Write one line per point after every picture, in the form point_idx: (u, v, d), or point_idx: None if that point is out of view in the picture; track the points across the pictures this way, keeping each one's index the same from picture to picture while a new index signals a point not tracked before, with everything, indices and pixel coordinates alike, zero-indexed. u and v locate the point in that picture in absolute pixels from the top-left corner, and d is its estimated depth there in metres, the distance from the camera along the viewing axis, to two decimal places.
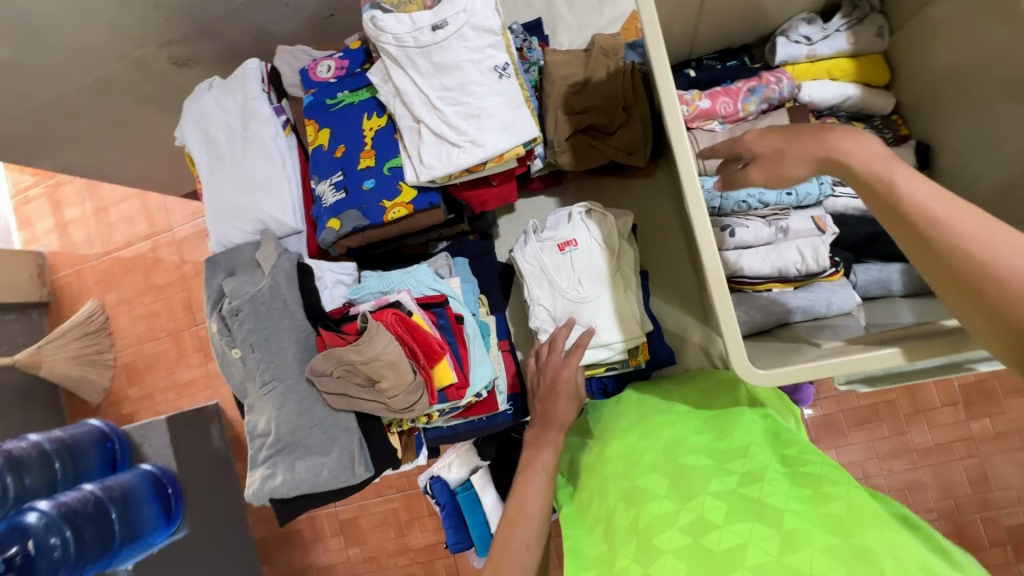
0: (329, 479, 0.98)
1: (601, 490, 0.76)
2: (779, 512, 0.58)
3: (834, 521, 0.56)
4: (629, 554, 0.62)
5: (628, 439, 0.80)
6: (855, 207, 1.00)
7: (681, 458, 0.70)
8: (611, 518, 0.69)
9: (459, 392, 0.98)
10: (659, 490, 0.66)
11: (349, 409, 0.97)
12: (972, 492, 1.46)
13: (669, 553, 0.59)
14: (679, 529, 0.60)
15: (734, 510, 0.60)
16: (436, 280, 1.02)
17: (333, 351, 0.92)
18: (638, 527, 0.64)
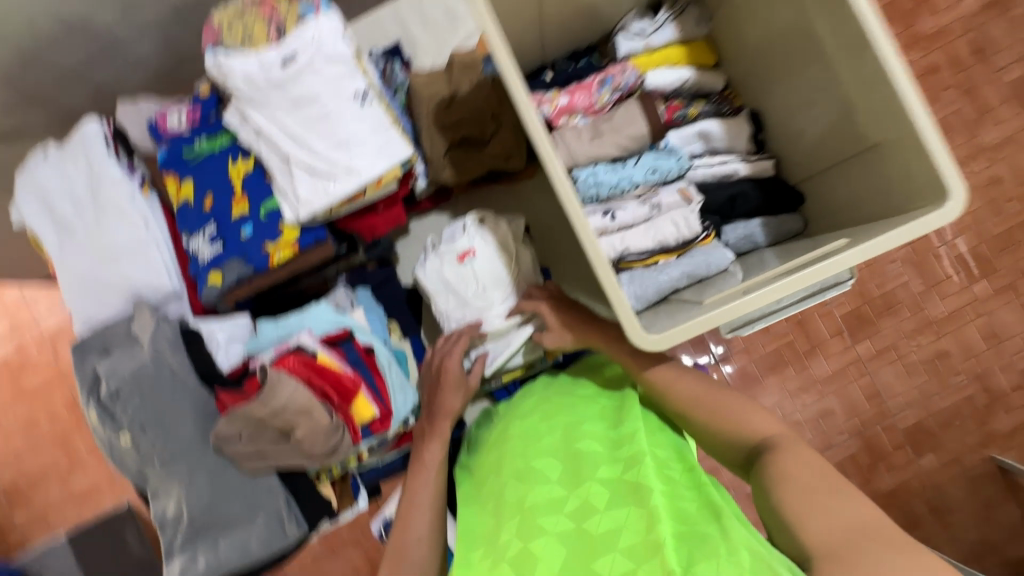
0: (260, 547, 0.92)
1: (496, 466, 0.77)
2: (653, 494, 0.62)
3: (693, 516, 0.60)
4: (512, 529, 0.65)
5: (529, 421, 0.81)
6: (711, 174, 1.10)
7: (577, 444, 0.71)
8: (501, 492, 0.71)
9: (383, 423, 0.96)
10: (553, 476, 0.69)
11: (268, 468, 0.92)
12: (870, 407, 1.58)
13: (552, 535, 0.62)
14: (566, 514, 0.64)
15: (616, 495, 0.64)
16: (338, 315, 1.00)
17: (237, 411, 0.86)
18: (524, 506, 0.66)
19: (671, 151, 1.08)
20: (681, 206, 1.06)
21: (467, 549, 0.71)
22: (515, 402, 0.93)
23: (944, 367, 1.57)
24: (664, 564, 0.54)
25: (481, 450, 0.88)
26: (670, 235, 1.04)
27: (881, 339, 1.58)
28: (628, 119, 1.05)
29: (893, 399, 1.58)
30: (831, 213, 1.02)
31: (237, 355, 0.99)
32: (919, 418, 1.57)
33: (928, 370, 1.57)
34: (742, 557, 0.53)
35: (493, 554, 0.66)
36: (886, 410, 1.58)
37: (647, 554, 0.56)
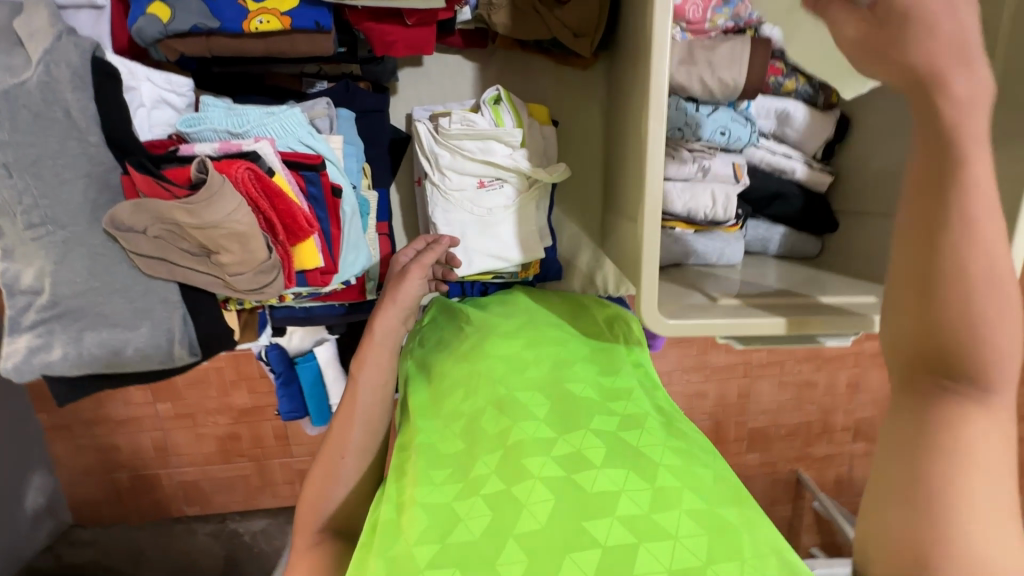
0: (136, 358, 0.78)
1: (471, 386, 0.71)
2: (656, 466, 0.57)
3: (701, 486, 0.56)
4: (491, 464, 0.59)
5: (508, 346, 0.76)
6: (768, 163, 1.00)
7: (570, 390, 0.68)
8: (476, 420, 0.66)
9: (323, 278, 0.82)
10: (541, 416, 0.64)
11: (171, 278, 0.75)
12: (735, 401, 1.63)
13: (538, 477, 0.56)
14: (554, 457, 0.58)
15: (613, 454, 0.58)
16: (310, 133, 0.78)
17: (149, 202, 0.66)
18: (508, 443, 0.61)
19: (748, 119, 0.94)
20: (727, 182, 0.94)
21: (425, 463, 0.63)
22: (489, 317, 0.84)
23: (805, 395, 1.65)
24: (675, 553, 0.49)
25: (443, 352, 0.80)
26: (702, 208, 0.94)
27: (776, 353, 1.60)
28: (730, 58, 0.87)
29: (755, 403, 1.64)
30: (852, 254, 0.97)
31: (164, 129, 0.76)
32: (765, 424, 1.66)
33: (794, 391, 1.64)
34: (764, 550, 0.49)
35: (462, 483, 0.59)
36: (745, 407, 1.64)
37: (654, 532, 0.50)
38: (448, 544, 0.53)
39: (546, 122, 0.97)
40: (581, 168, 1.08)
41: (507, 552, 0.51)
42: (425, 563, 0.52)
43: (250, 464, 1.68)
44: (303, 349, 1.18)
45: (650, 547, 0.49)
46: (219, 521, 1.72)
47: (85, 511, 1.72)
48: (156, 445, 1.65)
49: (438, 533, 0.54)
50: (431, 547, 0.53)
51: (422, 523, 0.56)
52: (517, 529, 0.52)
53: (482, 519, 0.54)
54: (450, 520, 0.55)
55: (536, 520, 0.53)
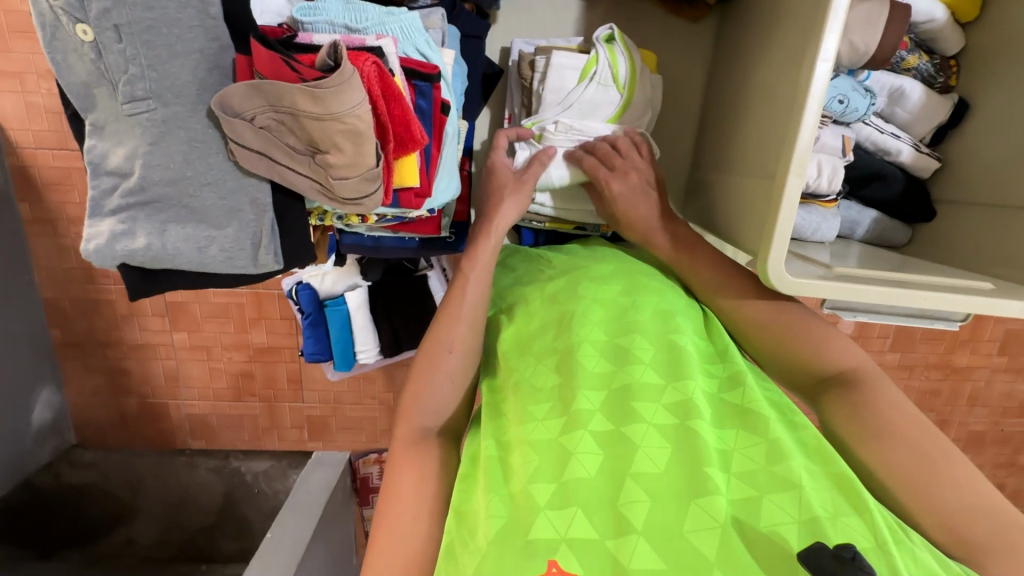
0: (218, 259, 0.74)
1: (564, 322, 0.68)
2: (767, 420, 0.57)
3: (812, 445, 0.56)
4: (595, 402, 0.59)
5: (606, 287, 0.72)
6: (874, 142, 0.95)
7: (672, 335, 0.65)
8: (574, 353, 0.64)
9: (415, 201, 0.79)
10: (647, 360, 0.62)
11: (267, 177, 0.71)
12: None
13: (651, 425, 0.56)
14: (665, 406, 0.58)
15: (722, 415, 0.59)
16: (428, 43, 0.73)
17: (270, 84, 0.61)
18: (614, 386, 0.60)
19: (867, 91, 0.89)
20: (833, 154, 0.91)
21: (523, 399, 0.63)
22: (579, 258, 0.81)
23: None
24: (802, 500, 0.50)
25: (527, 288, 0.78)
26: (805, 178, 0.90)
27: None
28: (867, 19, 0.83)
29: None
30: (947, 245, 0.95)
31: (273, 18, 0.71)
32: None
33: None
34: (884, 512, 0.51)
35: (565, 417, 0.59)
36: None
37: (774, 481, 0.52)
38: (564, 479, 0.54)
39: (653, 70, 0.93)
40: (672, 129, 1.04)
41: (628, 493, 0.52)
42: (544, 497, 0.53)
43: (260, 404, 1.66)
44: (335, 292, 1.19)
45: (772, 498, 0.51)
46: (222, 457, 1.68)
47: (91, 432, 1.69)
48: (167, 374, 1.62)
49: (550, 469, 0.55)
50: (547, 484, 0.54)
51: (533, 460, 0.56)
52: (635, 471, 0.53)
53: (596, 459, 0.55)
54: (561, 455, 0.56)
55: (655, 466, 0.54)
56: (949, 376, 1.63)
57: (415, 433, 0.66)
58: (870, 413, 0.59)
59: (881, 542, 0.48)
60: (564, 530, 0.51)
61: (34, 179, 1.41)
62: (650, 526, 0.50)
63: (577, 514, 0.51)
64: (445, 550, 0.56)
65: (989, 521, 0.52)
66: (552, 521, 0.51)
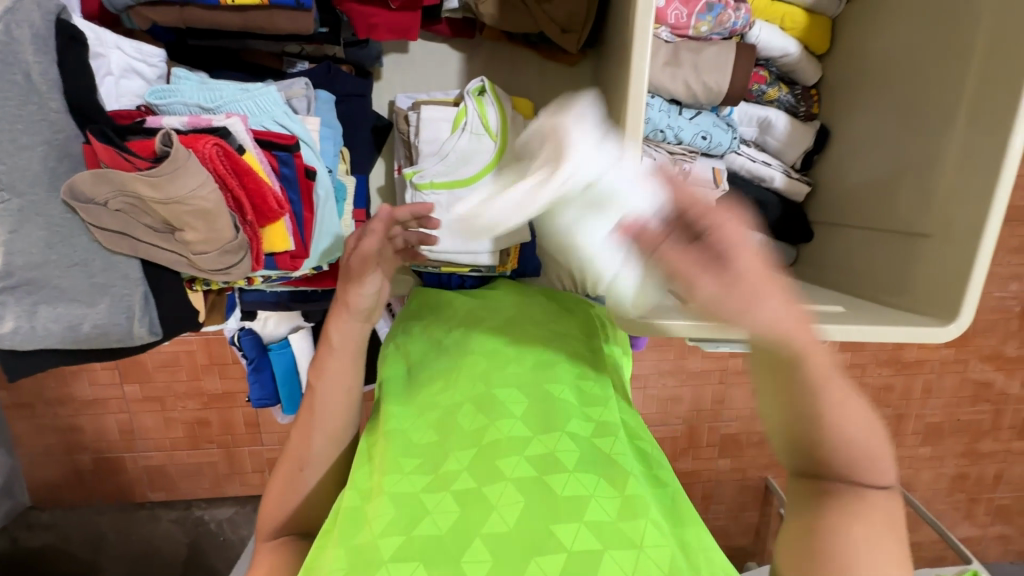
0: (93, 335, 0.75)
1: (451, 380, 0.70)
2: (624, 476, 0.59)
3: (663, 506, 0.59)
4: (463, 461, 0.60)
5: (493, 340, 0.75)
6: (749, 170, 1.00)
7: (547, 387, 0.68)
8: (453, 415, 0.65)
9: (293, 261, 0.80)
10: (517, 414, 0.64)
11: (133, 254, 0.73)
12: (711, 408, 1.65)
13: (509, 480, 0.57)
14: (527, 458, 0.59)
15: (585, 459, 0.60)
16: (286, 113, 0.76)
17: (109, 173, 0.64)
18: (484, 441, 0.61)
19: (729, 124, 0.95)
20: (706, 186, 0.95)
21: (394, 451, 0.63)
22: (473, 308, 0.83)
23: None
24: (638, 560, 0.51)
25: (427, 345, 0.78)
26: None
27: None
28: (715, 62, 0.88)
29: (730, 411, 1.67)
30: (824, 264, 0.99)
31: (132, 100, 0.74)
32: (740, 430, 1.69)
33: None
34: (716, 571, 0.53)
35: (431, 476, 0.59)
36: (720, 414, 1.66)
37: (618, 536, 0.53)
38: (414, 534, 0.53)
39: (529, 116, 0.97)
40: None
41: (473, 551, 0.52)
42: (389, 552, 0.52)
43: (219, 450, 1.64)
44: (276, 336, 1.15)
45: (613, 554, 0.51)
46: (183, 508, 1.69)
47: (45, 493, 1.67)
48: (121, 427, 1.61)
49: (403, 521, 0.55)
50: (396, 537, 0.53)
51: (388, 513, 0.56)
52: (485, 529, 0.53)
53: (450, 516, 0.55)
54: (417, 511, 0.56)
55: (504, 521, 0.54)
56: None
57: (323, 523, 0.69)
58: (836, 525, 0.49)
59: None
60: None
61: None
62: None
63: (418, 568, 0.51)
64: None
65: None
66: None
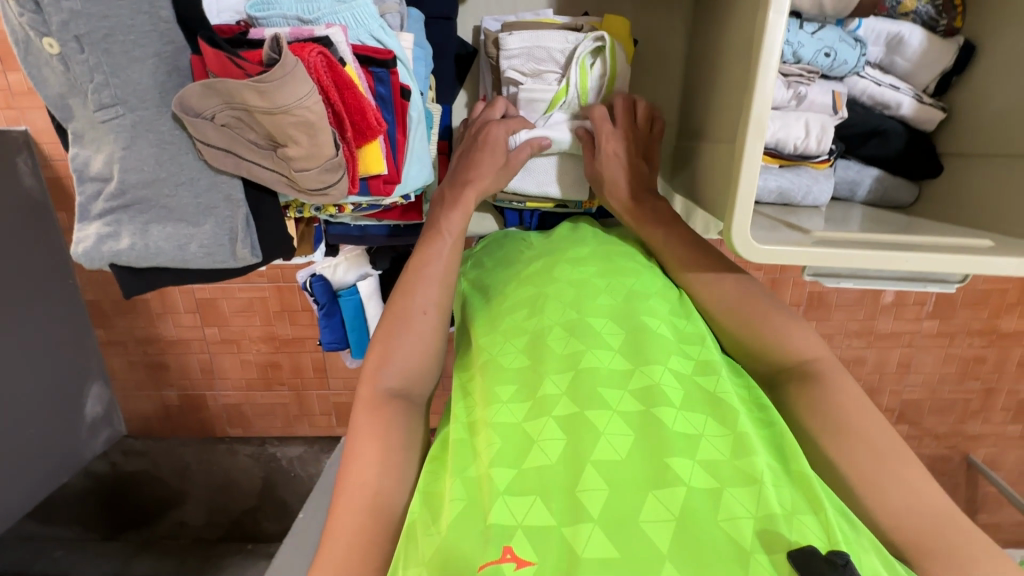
0: (197, 255, 0.77)
1: (536, 305, 0.67)
2: (734, 411, 0.56)
3: (778, 442, 0.56)
4: (562, 386, 0.58)
5: (580, 269, 0.71)
6: (872, 95, 0.89)
7: (642, 317, 0.64)
8: (543, 338, 0.63)
9: (386, 187, 0.79)
10: (614, 345, 0.62)
11: (236, 174, 0.73)
12: None
13: (615, 411, 0.55)
14: (629, 392, 0.57)
15: (693, 399, 0.57)
16: (382, 28, 0.73)
17: (218, 84, 0.63)
18: (580, 368, 0.59)
19: (858, 40, 0.84)
20: (824, 112, 0.86)
21: (490, 380, 0.62)
22: (557, 240, 0.79)
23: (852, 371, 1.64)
24: (761, 497, 0.50)
25: (502, 272, 0.77)
26: (792, 139, 0.86)
27: (825, 326, 1.59)
28: None
29: None
30: (958, 201, 0.87)
31: (232, 16, 0.72)
32: None
33: None
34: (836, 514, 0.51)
35: (531, 402, 0.58)
36: None
37: (734, 474, 0.52)
38: (525, 468, 0.53)
39: (626, 35, 0.88)
40: (657, 99, 1.00)
41: (586, 480, 0.51)
42: (504, 482, 0.52)
43: (289, 393, 1.72)
44: (346, 282, 1.17)
45: (734, 492, 0.50)
46: (258, 444, 1.78)
47: (138, 423, 1.82)
48: (203, 367, 1.71)
49: (513, 454, 0.54)
50: (508, 469, 0.53)
51: (496, 443, 0.55)
52: (595, 456, 0.52)
53: (558, 445, 0.54)
54: (524, 443, 0.55)
55: (617, 451, 0.53)
56: (993, 342, 1.60)
57: (380, 395, 0.64)
58: (827, 407, 0.60)
59: (834, 542, 0.47)
60: (520, 518, 0.50)
61: (67, 189, 1.53)
62: (609, 513, 0.49)
63: (536, 501, 0.51)
64: (407, 530, 0.54)
65: (925, 516, 0.53)
66: (512, 507, 0.50)
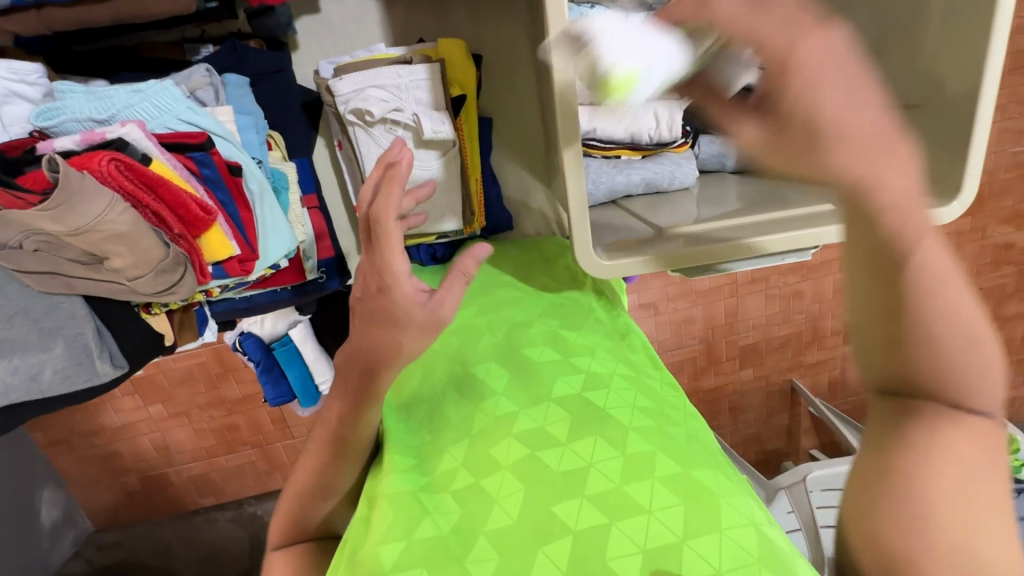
0: (55, 381, 0.73)
1: (430, 368, 0.66)
2: (622, 430, 0.54)
3: (674, 448, 0.53)
4: (459, 456, 0.55)
5: (477, 320, 0.72)
6: None
7: (527, 353, 0.64)
8: (441, 404, 0.61)
9: (243, 266, 0.75)
10: (503, 390, 0.60)
11: (71, 292, 0.69)
12: (723, 321, 1.68)
13: (504, 465, 0.52)
14: (518, 436, 0.54)
15: (576, 421, 0.55)
16: (192, 108, 0.70)
17: (10, 215, 0.60)
18: (475, 430, 0.56)
19: None
20: None
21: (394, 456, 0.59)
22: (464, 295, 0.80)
23: (794, 306, 1.69)
24: (647, 528, 0.46)
25: None
26: (645, 130, 0.86)
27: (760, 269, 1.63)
28: None
29: (746, 320, 1.69)
30: None
31: (23, 127, 0.67)
32: (756, 339, 1.72)
33: (783, 304, 1.68)
34: (735, 519, 0.46)
35: (429, 478, 0.54)
36: (735, 327, 1.69)
37: (621, 502, 0.48)
38: (417, 540, 0.48)
39: (459, 55, 0.87)
40: (520, 109, 0.99)
41: (474, 553, 0.47)
42: (394, 563, 0.47)
43: (254, 451, 1.67)
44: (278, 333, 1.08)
45: (622, 525, 0.46)
46: (235, 507, 1.74)
47: (104, 516, 1.74)
48: (157, 445, 1.63)
49: (404, 523, 0.49)
50: (397, 544, 0.48)
51: (388, 517, 0.50)
52: (487, 526, 0.48)
53: (450, 517, 0.50)
54: (417, 515, 0.50)
55: (507, 513, 0.49)
56: None
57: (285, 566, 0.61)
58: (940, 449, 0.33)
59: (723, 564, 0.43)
60: None
61: None
62: None
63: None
64: None
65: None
66: None
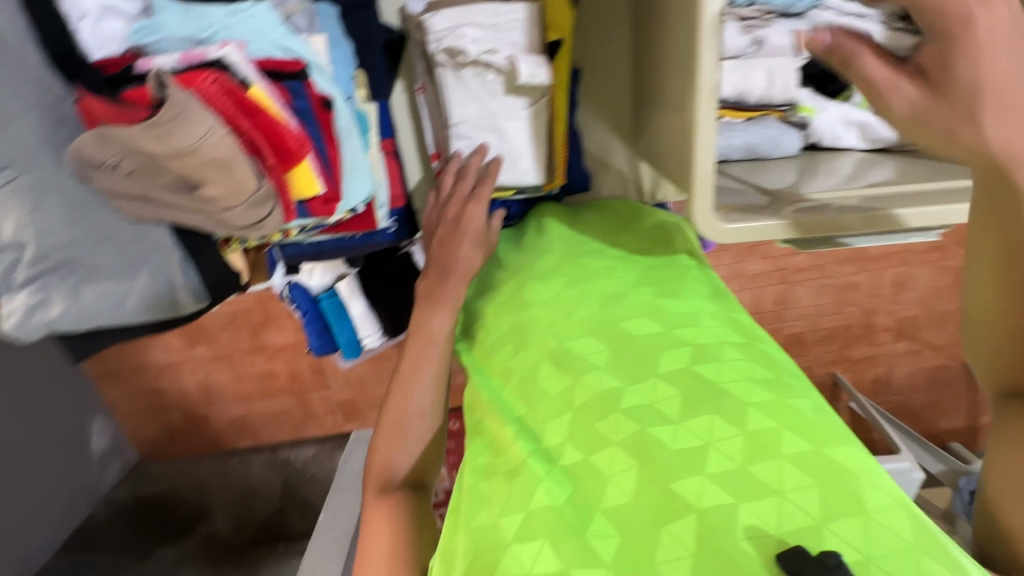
0: (139, 310, 0.73)
1: (519, 338, 0.62)
2: (741, 405, 0.48)
3: (802, 424, 0.46)
4: (563, 429, 0.51)
5: (550, 285, 0.66)
6: None
7: (623, 325, 0.58)
8: (535, 376, 0.57)
9: (327, 207, 0.71)
10: (600, 363, 0.54)
11: (160, 220, 0.68)
12: (772, 308, 1.61)
13: (614, 439, 0.47)
14: (625, 410, 0.49)
15: (689, 398, 0.49)
16: (290, 35, 0.66)
17: (110, 131, 0.59)
18: (576, 404, 0.52)
19: None
20: (786, 53, 0.77)
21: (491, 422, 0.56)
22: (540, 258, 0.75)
23: (847, 297, 1.61)
24: (783, 513, 0.41)
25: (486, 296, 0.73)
26: (755, 90, 0.78)
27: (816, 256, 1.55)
28: None
29: (795, 308, 1.62)
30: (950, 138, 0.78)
31: (118, 46, 0.63)
32: (804, 329, 1.65)
33: (834, 294, 1.61)
34: (887, 497, 0.41)
35: (535, 448, 0.51)
36: (783, 314, 1.62)
37: (749, 484, 0.43)
38: (531, 508, 0.45)
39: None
40: (609, 62, 0.93)
41: (595, 525, 0.44)
42: (512, 534, 0.45)
43: (291, 399, 1.69)
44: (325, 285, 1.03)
45: (752, 505, 0.42)
46: (270, 451, 1.76)
47: (148, 450, 1.81)
48: (200, 386, 1.67)
49: (517, 498, 0.47)
50: (515, 517, 0.46)
51: (500, 495, 0.48)
52: (604, 502, 0.45)
53: (564, 489, 0.47)
54: (527, 484, 0.47)
55: (622, 488, 0.45)
56: None
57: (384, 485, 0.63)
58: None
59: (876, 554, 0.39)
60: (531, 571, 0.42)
61: None
62: (622, 560, 0.41)
63: (545, 547, 0.43)
64: None
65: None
66: (520, 560, 0.43)
